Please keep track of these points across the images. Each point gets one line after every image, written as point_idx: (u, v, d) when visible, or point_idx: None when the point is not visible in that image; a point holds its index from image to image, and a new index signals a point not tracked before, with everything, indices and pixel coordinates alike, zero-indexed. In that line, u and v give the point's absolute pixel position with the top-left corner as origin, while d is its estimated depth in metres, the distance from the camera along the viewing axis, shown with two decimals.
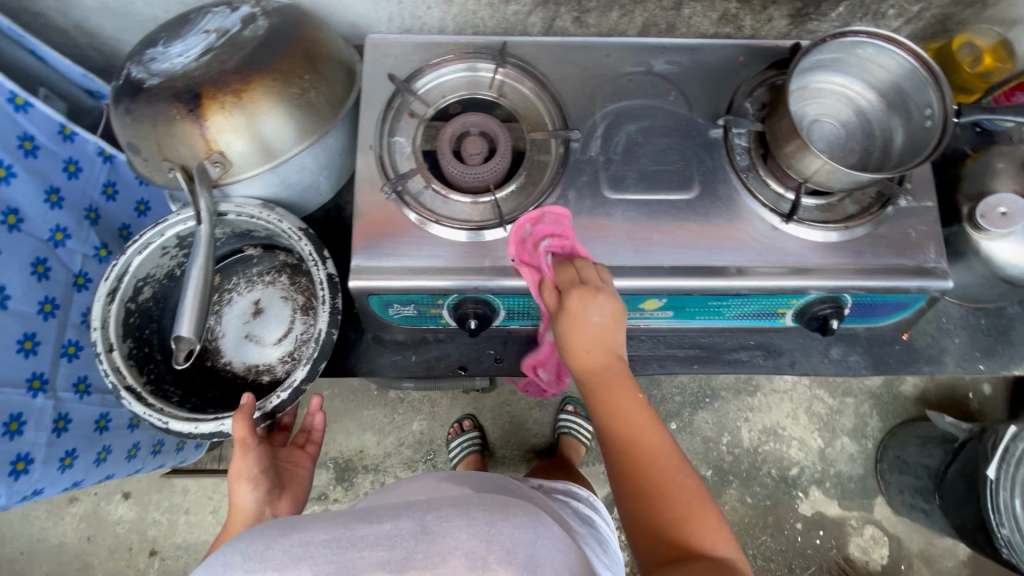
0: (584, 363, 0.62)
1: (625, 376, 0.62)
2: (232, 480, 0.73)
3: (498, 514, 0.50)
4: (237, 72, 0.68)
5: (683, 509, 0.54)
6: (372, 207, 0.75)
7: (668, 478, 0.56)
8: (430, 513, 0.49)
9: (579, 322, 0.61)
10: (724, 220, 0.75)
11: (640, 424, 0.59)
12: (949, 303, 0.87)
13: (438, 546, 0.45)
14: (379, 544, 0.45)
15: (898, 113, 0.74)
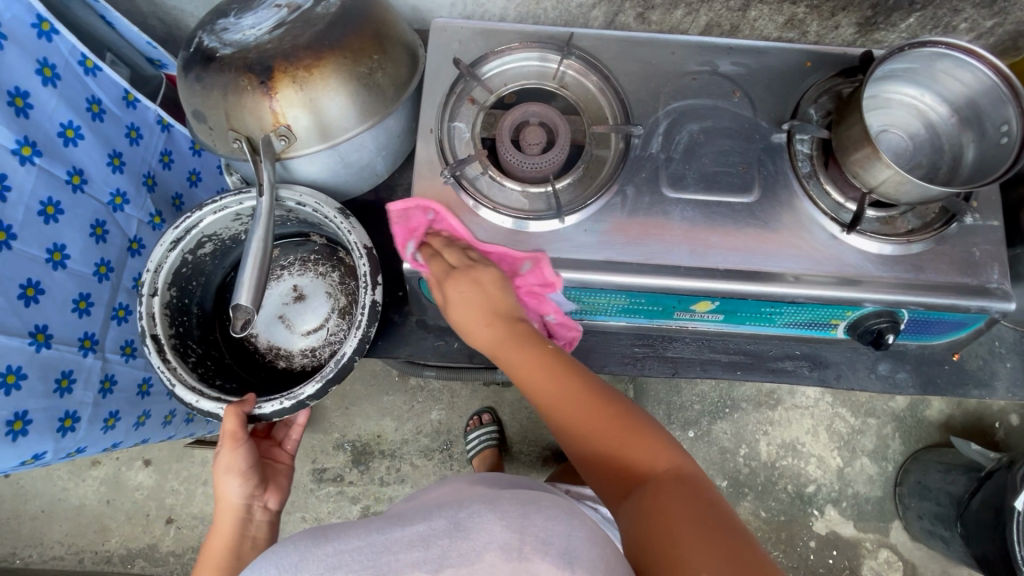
0: (483, 339, 0.70)
1: (521, 335, 0.68)
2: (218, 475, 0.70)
3: (531, 509, 0.50)
4: (308, 47, 0.68)
5: (620, 439, 0.58)
6: (430, 191, 0.75)
7: (596, 417, 0.60)
8: (462, 513, 0.49)
9: (455, 308, 0.71)
10: (783, 227, 0.74)
11: (554, 381, 0.64)
12: (1003, 327, 0.86)
13: (471, 543, 0.45)
14: (414, 545, 0.45)
15: (969, 128, 0.72)
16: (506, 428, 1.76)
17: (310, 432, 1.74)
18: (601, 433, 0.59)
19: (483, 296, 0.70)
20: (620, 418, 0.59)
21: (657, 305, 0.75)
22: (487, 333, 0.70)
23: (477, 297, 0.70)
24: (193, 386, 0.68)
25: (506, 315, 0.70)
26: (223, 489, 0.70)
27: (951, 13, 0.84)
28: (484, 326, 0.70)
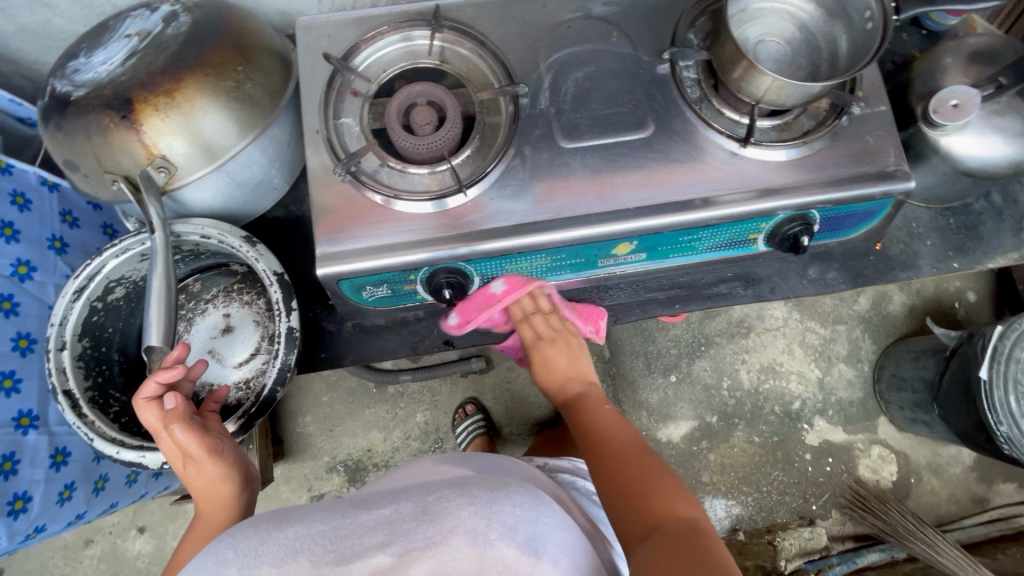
0: (564, 390, 0.87)
1: (598, 397, 0.86)
2: (177, 462, 0.66)
3: (498, 491, 0.53)
4: (164, 72, 0.65)
5: (659, 493, 0.65)
6: (328, 190, 0.73)
7: (636, 467, 0.69)
8: (431, 497, 0.53)
9: (543, 357, 0.87)
10: (685, 154, 0.74)
11: (622, 428, 0.78)
12: (916, 208, 0.88)
13: (440, 526, 0.48)
14: (377, 529, 0.49)
15: (839, 20, 0.73)
16: (493, 413, 1.76)
17: (300, 462, 1.72)
18: (634, 477, 0.68)
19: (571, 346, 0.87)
20: (655, 471, 0.68)
21: (579, 256, 0.76)
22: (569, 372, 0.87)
23: (545, 355, 0.87)
24: (114, 438, 0.67)
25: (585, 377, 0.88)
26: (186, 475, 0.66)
27: None
28: (571, 369, 0.87)
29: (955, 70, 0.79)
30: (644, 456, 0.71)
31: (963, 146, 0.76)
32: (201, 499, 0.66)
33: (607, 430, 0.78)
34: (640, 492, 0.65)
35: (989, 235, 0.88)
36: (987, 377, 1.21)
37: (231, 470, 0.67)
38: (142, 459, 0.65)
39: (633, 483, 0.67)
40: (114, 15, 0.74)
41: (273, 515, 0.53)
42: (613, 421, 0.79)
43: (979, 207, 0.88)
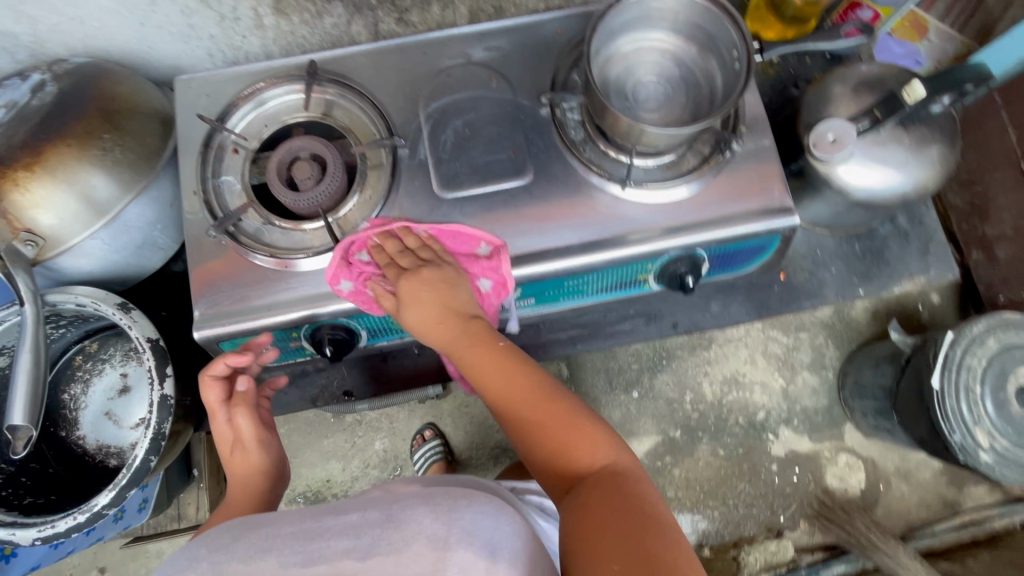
0: (439, 339, 0.67)
1: (481, 331, 0.67)
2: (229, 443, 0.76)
3: (462, 501, 0.55)
4: (24, 146, 0.66)
5: (578, 435, 0.61)
6: (204, 251, 0.72)
7: (548, 410, 0.62)
8: (397, 505, 0.55)
9: (410, 300, 0.66)
10: (565, 198, 0.74)
11: (523, 372, 0.65)
12: (820, 235, 0.87)
13: (402, 532, 0.51)
14: (343, 534, 0.52)
15: (714, 57, 0.72)
16: (454, 441, 1.74)
17: None
18: (548, 428, 0.61)
19: (448, 286, 0.67)
20: (567, 416, 0.62)
21: None
22: (438, 332, 0.67)
23: (409, 298, 0.66)
24: None
25: (461, 313, 0.67)
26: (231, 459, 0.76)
27: None
28: (437, 328, 0.67)
29: (842, 98, 0.78)
30: (552, 398, 0.63)
31: (850, 175, 0.75)
32: (234, 483, 0.76)
33: (502, 388, 0.64)
34: (557, 449, 0.60)
35: (894, 259, 0.87)
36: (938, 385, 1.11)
37: (266, 462, 0.77)
38: (12, 536, 0.64)
39: (551, 437, 0.61)
40: None
41: (247, 522, 0.57)
42: (498, 368, 0.65)
43: (884, 231, 0.87)
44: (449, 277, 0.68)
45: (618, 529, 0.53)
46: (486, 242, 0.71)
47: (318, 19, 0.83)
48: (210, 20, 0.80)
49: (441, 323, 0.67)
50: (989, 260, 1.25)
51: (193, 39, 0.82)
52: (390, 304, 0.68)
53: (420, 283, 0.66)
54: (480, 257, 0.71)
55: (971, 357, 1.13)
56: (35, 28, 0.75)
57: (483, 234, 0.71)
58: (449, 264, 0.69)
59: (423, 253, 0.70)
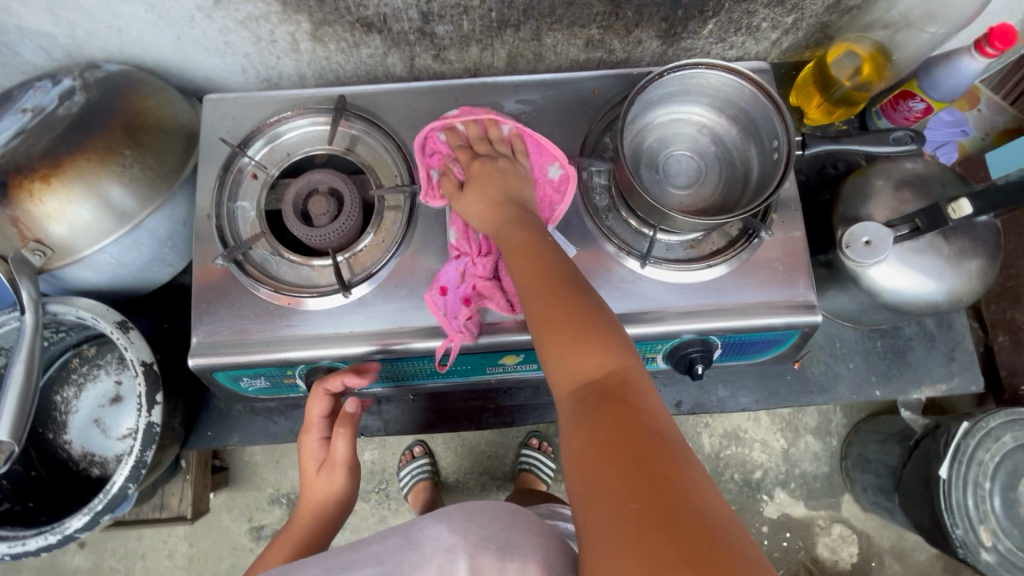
0: (488, 222, 0.62)
1: (532, 250, 0.57)
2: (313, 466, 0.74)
3: (475, 506, 0.55)
4: (44, 156, 0.65)
5: (596, 353, 0.49)
6: (209, 277, 0.71)
7: (590, 346, 0.49)
8: (413, 524, 0.54)
9: (479, 178, 0.64)
10: (580, 267, 0.72)
11: (571, 302, 0.52)
12: (841, 327, 0.84)
13: (419, 553, 0.50)
14: (366, 563, 0.51)
15: (753, 141, 0.70)
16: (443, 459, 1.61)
17: None
18: (590, 363, 0.49)
19: (500, 181, 0.64)
20: (580, 319, 0.51)
21: (466, 364, 0.73)
22: (485, 218, 0.62)
23: (473, 175, 0.65)
24: None
25: (518, 205, 0.62)
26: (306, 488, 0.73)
27: (746, 15, 0.81)
28: (491, 211, 0.62)
29: (883, 194, 0.74)
30: (580, 301, 0.52)
31: (882, 276, 0.71)
32: (306, 503, 0.72)
33: (544, 306, 0.52)
34: (589, 379, 0.48)
35: (918, 362, 0.83)
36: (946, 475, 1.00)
37: (349, 488, 0.73)
38: None
39: (579, 366, 0.49)
40: (20, 84, 0.74)
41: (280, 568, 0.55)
42: (544, 280, 0.54)
43: (910, 331, 0.84)
44: (504, 170, 0.65)
45: (641, 458, 0.42)
46: (560, 164, 0.69)
47: (355, 49, 0.82)
48: (246, 41, 0.79)
49: (471, 194, 0.63)
50: (1014, 344, 1.19)
51: (228, 55, 0.82)
52: (452, 189, 0.66)
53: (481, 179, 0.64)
54: (550, 179, 0.69)
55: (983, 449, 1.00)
56: (73, 31, 0.75)
57: (561, 156, 0.69)
58: (523, 165, 0.67)
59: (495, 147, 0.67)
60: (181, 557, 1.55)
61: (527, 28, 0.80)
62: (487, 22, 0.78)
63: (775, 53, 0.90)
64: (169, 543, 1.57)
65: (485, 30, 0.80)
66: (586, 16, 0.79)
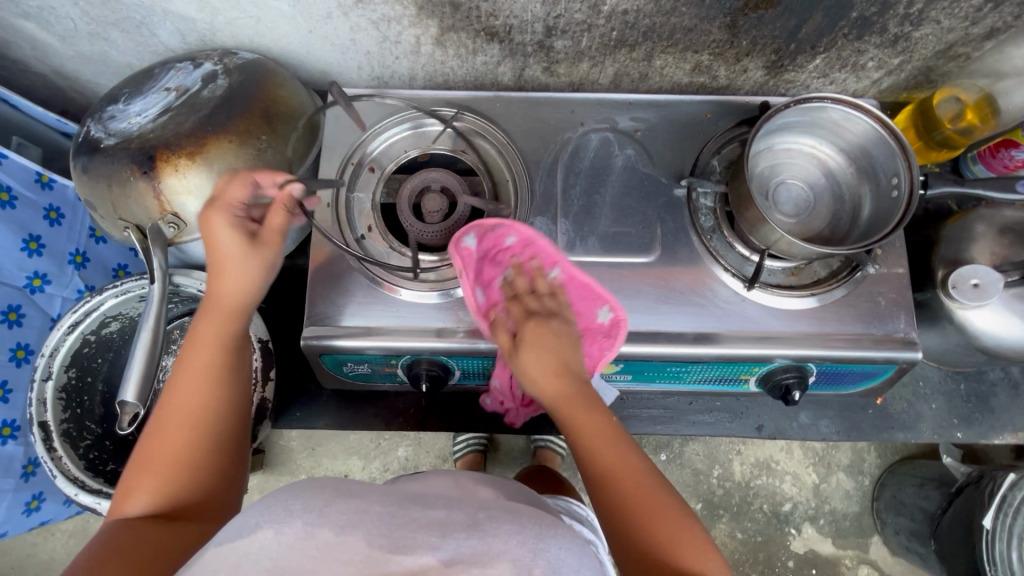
0: (548, 395, 0.59)
1: (589, 403, 0.58)
2: (225, 302, 0.59)
3: (548, 531, 0.49)
4: (190, 134, 0.68)
5: (678, 542, 0.51)
6: (324, 261, 0.74)
7: (656, 510, 0.53)
8: (481, 514, 0.50)
9: (535, 343, 0.59)
10: (685, 285, 0.73)
11: (632, 470, 0.55)
12: (926, 367, 0.84)
13: (490, 543, 0.45)
14: (431, 530, 0.45)
15: (866, 179, 0.72)
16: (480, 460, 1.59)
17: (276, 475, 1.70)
18: (655, 533, 0.52)
19: (552, 349, 0.59)
20: (653, 497, 0.54)
21: None
22: (547, 390, 0.59)
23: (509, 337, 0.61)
24: (76, 477, 0.74)
25: (575, 373, 0.60)
26: (247, 350, 0.62)
27: (855, 54, 0.83)
28: (552, 384, 0.58)
29: (986, 240, 0.75)
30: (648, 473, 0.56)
31: (980, 321, 0.72)
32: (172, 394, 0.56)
33: (613, 477, 0.55)
34: (655, 554, 0.51)
35: (1001, 408, 0.84)
36: (990, 527, 0.96)
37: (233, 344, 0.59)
38: (96, 505, 0.73)
39: (652, 556, 0.51)
40: (160, 63, 0.78)
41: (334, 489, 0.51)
42: (606, 440, 0.56)
43: (995, 376, 0.84)
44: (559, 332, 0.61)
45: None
46: (610, 309, 0.69)
47: (471, 56, 0.85)
48: (373, 40, 0.82)
49: (530, 351, 0.59)
50: None
51: (350, 51, 0.85)
52: (508, 342, 0.61)
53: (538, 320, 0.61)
54: (600, 324, 0.68)
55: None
56: (214, 18, 0.79)
57: (609, 299, 0.69)
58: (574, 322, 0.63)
59: (546, 303, 0.63)
60: None
61: (641, 49, 0.83)
62: (606, 40, 0.81)
63: (873, 92, 0.92)
64: None
65: (601, 47, 0.83)
66: (701, 42, 0.81)
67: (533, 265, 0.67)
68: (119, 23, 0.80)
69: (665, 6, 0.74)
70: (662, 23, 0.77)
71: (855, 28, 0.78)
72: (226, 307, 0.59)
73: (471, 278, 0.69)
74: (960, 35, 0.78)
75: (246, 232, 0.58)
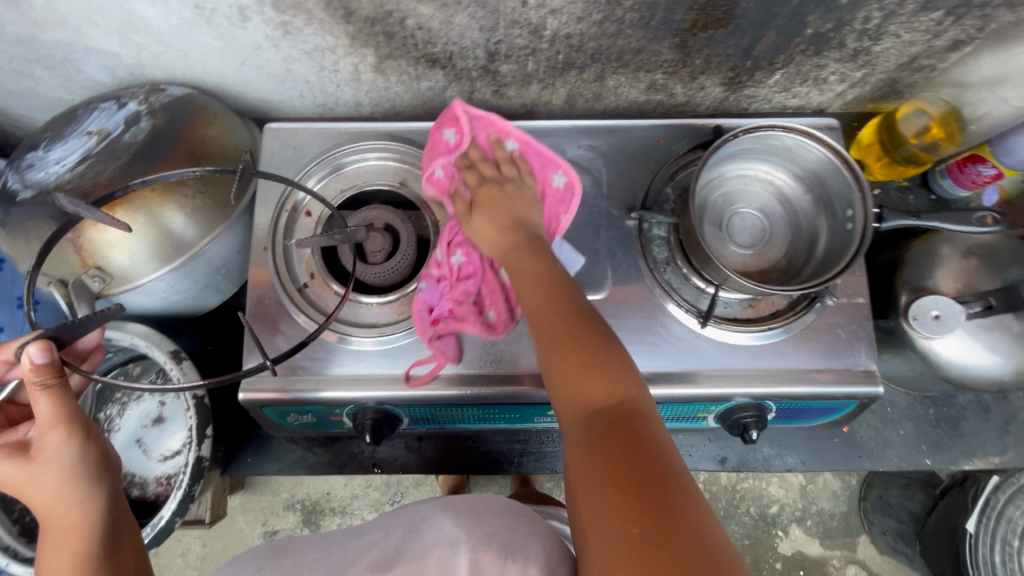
0: (518, 278, 0.58)
1: (552, 286, 0.56)
2: (59, 521, 0.50)
3: (482, 504, 0.56)
4: (108, 184, 0.65)
5: (609, 409, 0.47)
6: (260, 307, 0.71)
7: (599, 392, 0.49)
8: (415, 517, 0.57)
9: (495, 195, 0.64)
10: (637, 323, 0.70)
11: (583, 359, 0.50)
12: (894, 392, 0.82)
13: (423, 542, 0.52)
14: (368, 551, 0.53)
15: (823, 206, 0.69)
16: None
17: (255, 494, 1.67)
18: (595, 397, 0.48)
19: (509, 209, 0.63)
20: (599, 378, 0.49)
21: (513, 413, 0.72)
22: (517, 274, 0.59)
23: (501, 201, 0.63)
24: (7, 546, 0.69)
25: (548, 264, 0.58)
26: (125, 528, 0.54)
27: (815, 68, 0.80)
28: (501, 235, 0.62)
29: (952, 264, 0.72)
30: (599, 360, 0.50)
31: (947, 350, 0.69)
32: None
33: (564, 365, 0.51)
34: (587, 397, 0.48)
35: (971, 432, 0.82)
36: (972, 530, 0.84)
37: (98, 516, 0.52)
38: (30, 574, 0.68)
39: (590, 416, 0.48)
40: (84, 103, 0.74)
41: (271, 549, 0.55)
42: (569, 338, 0.52)
43: (964, 399, 0.82)
44: (515, 192, 0.65)
45: (645, 496, 0.42)
46: (564, 172, 0.69)
47: (415, 82, 0.81)
48: (309, 69, 0.78)
49: (529, 270, 0.58)
50: None
51: (288, 81, 0.81)
52: (463, 207, 0.66)
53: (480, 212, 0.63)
54: (554, 188, 0.69)
55: (1013, 506, 0.79)
56: (139, 53, 0.75)
57: (563, 163, 0.70)
58: (529, 184, 0.66)
59: (504, 171, 0.67)
60: (191, 557, 1.51)
61: (591, 70, 0.79)
62: (553, 63, 0.77)
63: (839, 104, 0.89)
64: (182, 543, 1.54)
65: (549, 70, 0.79)
66: (653, 62, 0.77)
67: (489, 138, 0.69)
68: (42, 61, 0.76)
69: (610, 29, 0.70)
70: (608, 46, 0.74)
71: (812, 44, 0.74)
72: (65, 524, 0.51)
73: (436, 151, 0.69)
74: (923, 47, 0.75)
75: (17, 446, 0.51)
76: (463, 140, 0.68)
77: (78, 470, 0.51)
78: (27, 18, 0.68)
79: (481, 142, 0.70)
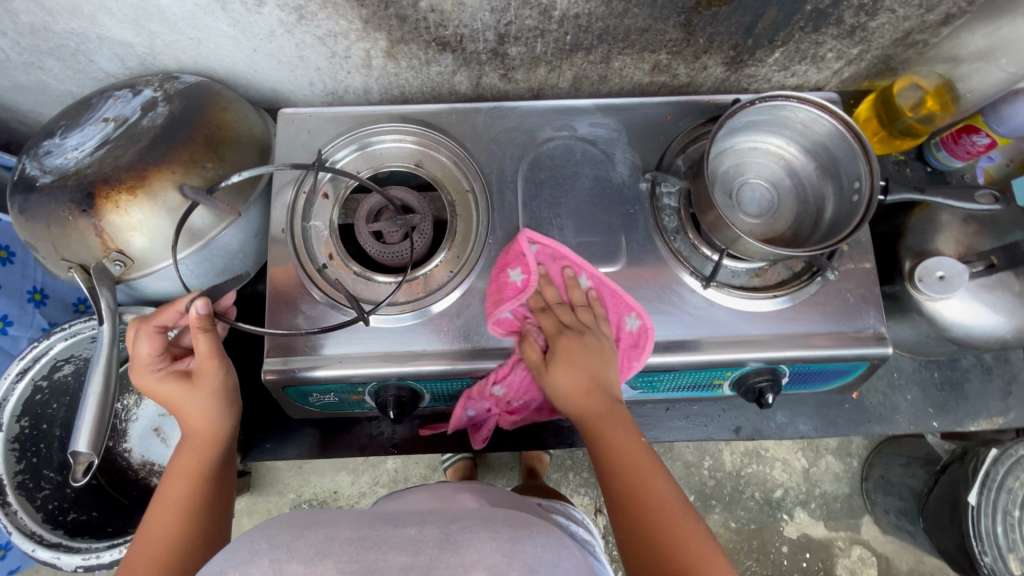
0: (583, 411, 0.65)
1: (623, 422, 0.64)
2: (199, 433, 0.61)
3: (522, 532, 0.49)
4: (129, 168, 0.66)
5: (683, 545, 0.54)
6: (279, 286, 0.71)
7: (671, 525, 0.56)
8: (454, 524, 0.49)
9: (578, 362, 0.64)
10: (653, 293, 0.72)
11: (657, 490, 0.59)
12: (900, 357, 0.85)
13: (461, 557, 0.44)
14: (401, 549, 0.45)
15: (829, 176, 0.71)
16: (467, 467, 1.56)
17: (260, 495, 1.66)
18: (670, 533, 0.55)
19: (590, 363, 0.65)
20: (671, 514, 0.57)
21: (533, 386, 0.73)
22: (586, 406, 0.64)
23: (590, 355, 0.65)
24: (32, 532, 0.75)
25: (613, 399, 0.65)
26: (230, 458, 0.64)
27: (813, 45, 0.82)
28: (585, 397, 0.65)
29: (952, 229, 0.74)
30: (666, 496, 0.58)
31: (953, 311, 0.72)
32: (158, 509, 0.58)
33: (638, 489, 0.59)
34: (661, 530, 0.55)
35: (974, 394, 0.84)
36: (974, 503, 0.88)
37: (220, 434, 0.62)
38: (56, 558, 0.74)
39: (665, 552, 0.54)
40: (98, 92, 0.74)
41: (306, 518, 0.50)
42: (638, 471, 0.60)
43: (967, 362, 0.85)
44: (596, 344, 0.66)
45: None
46: (637, 316, 0.70)
47: (425, 66, 0.82)
48: (321, 55, 0.79)
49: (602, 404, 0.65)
50: None
51: (298, 69, 0.82)
52: (538, 356, 0.67)
53: (570, 354, 0.65)
54: (628, 331, 0.69)
55: (1011, 476, 0.85)
56: (152, 42, 0.76)
57: (637, 307, 0.70)
58: (606, 335, 0.67)
59: (581, 316, 0.68)
60: None
61: (598, 51, 0.81)
62: (561, 45, 0.79)
63: (836, 81, 0.92)
64: None
65: (557, 52, 0.80)
66: (658, 42, 0.79)
67: (564, 276, 0.70)
68: (53, 52, 0.77)
69: (617, 8, 0.72)
70: (615, 25, 0.75)
71: (812, 21, 0.77)
72: (200, 435, 0.61)
73: (505, 294, 0.69)
74: (916, 22, 0.77)
75: (178, 370, 0.61)
76: (531, 282, 0.69)
77: (224, 394, 0.62)
78: (42, 6, 0.68)
79: (554, 278, 0.71)
